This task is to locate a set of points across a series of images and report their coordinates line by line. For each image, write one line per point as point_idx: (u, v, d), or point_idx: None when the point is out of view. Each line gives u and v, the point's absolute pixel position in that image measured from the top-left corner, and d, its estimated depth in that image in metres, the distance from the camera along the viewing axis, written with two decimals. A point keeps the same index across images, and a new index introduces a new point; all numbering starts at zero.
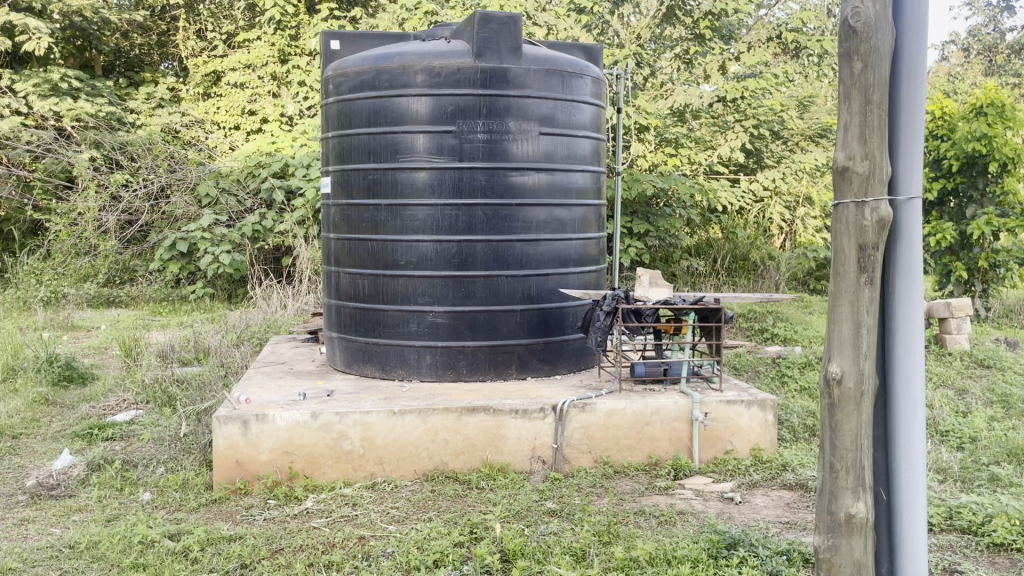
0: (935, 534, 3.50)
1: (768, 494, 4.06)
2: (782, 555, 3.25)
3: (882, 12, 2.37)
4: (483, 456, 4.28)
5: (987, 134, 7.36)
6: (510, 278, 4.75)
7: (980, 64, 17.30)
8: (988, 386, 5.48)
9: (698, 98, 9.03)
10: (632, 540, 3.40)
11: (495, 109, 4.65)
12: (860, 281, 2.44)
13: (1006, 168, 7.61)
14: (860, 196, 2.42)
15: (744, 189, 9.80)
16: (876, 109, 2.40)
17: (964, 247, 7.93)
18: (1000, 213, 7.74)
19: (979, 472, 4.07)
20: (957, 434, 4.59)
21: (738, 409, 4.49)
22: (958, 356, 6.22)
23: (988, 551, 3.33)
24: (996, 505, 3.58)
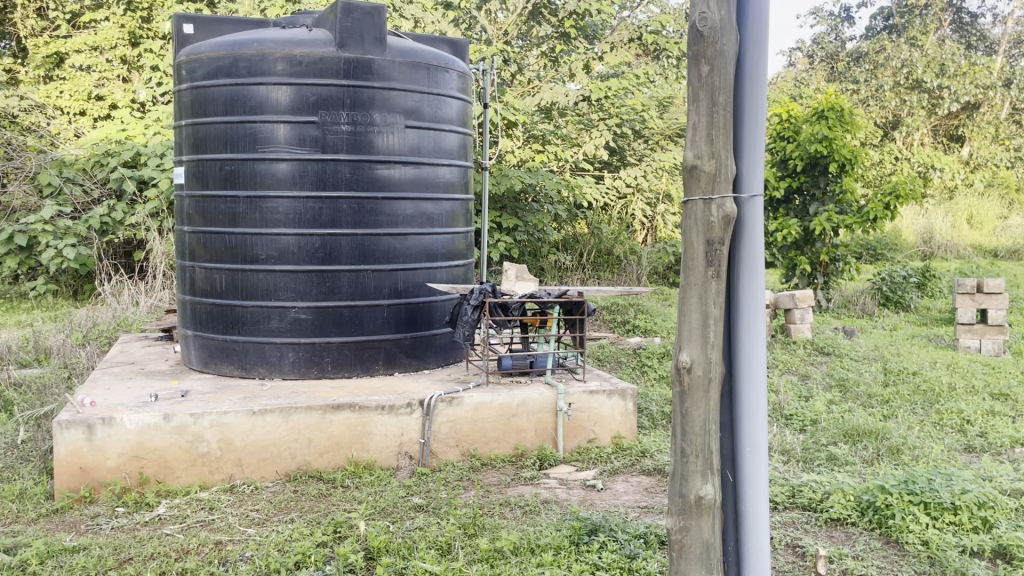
0: (779, 511, 3.74)
1: (628, 480, 4.20)
2: (640, 538, 3.38)
3: (727, 17, 2.51)
4: (347, 454, 4.21)
5: (828, 136, 7.92)
6: (376, 272, 4.69)
7: (822, 71, 18.40)
8: (828, 372, 5.88)
9: (564, 96, 9.10)
10: (497, 531, 3.44)
11: (359, 101, 4.57)
12: (708, 274, 2.58)
13: (845, 168, 8.18)
14: (708, 194, 2.56)
15: (608, 186, 10.08)
16: (722, 110, 2.53)
17: (807, 242, 8.47)
18: (840, 211, 8.30)
19: (819, 452, 4.37)
20: (799, 418, 4.91)
21: (599, 399, 4.62)
22: (801, 344, 6.63)
23: (826, 526, 3.58)
24: (833, 483, 3.86)
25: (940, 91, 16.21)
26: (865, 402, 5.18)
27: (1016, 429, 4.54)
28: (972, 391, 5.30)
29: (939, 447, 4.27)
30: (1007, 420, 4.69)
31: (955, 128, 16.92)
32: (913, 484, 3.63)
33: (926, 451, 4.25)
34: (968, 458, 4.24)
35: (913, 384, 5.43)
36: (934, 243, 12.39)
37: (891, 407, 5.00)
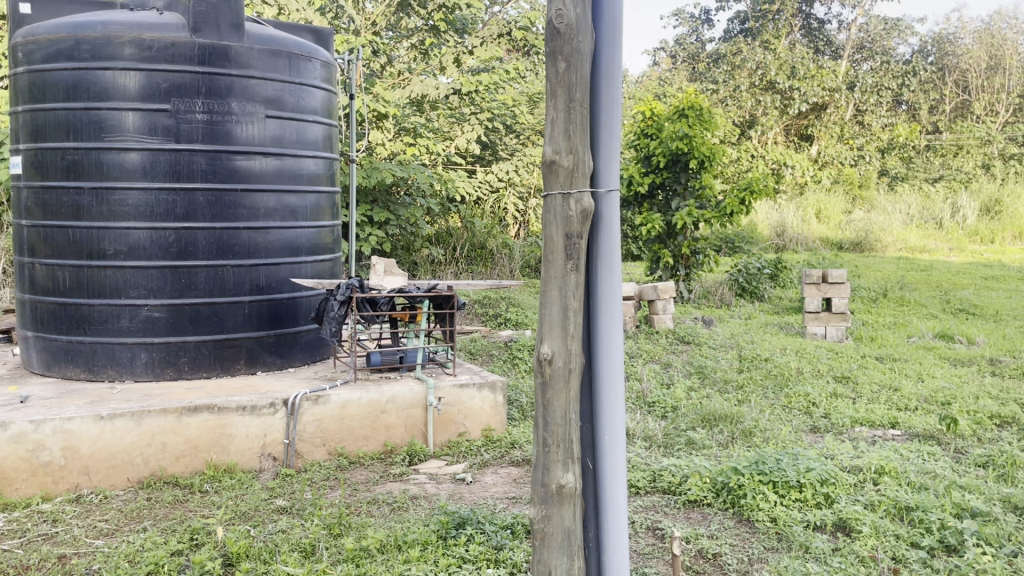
0: (641, 496, 3.87)
1: (497, 472, 4.24)
2: (507, 529, 3.42)
3: (583, 16, 2.56)
4: (206, 457, 4.05)
5: (688, 134, 8.30)
6: (236, 268, 4.52)
7: (684, 72, 19.17)
8: (688, 360, 6.14)
9: (435, 89, 8.98)
10: (363, 529, 3.39)
11: (216, 89, 4.38)
12: (567, 267, 2.63)
13: (704, 165, 8.54)
14: (566, 188, 2.61)
15: (481, 180, 10.13)
16: (578, 106, 2.58)
17: (670, 236, 8.80)
18: (700, 206, 8.67)
19: (679, 437, 4.55)
20: (661, 405, 5.10)
21: (469, 392, 4.63)
22: (664, 334, 6.89)
23: (685, 507, 3.73)
24: (691, 467, 4.04)
25: (792, 93, 17.18)
26: (722, 387, 5.44)
27: (855, 409, 4.88)
28: (817, 374, 5.66)
29: (787, 429, 4.53)
30: (847, 401, 5.04)
31: (805, 127, 17.98)
32: (763, 464, 3.84)
33: (775, 432, 4.50)
34: (813, 438, 4.52)
35: (765, 369, 5.75)
36: (786, 236, 13.15)
37: (745, 392, 5.27)
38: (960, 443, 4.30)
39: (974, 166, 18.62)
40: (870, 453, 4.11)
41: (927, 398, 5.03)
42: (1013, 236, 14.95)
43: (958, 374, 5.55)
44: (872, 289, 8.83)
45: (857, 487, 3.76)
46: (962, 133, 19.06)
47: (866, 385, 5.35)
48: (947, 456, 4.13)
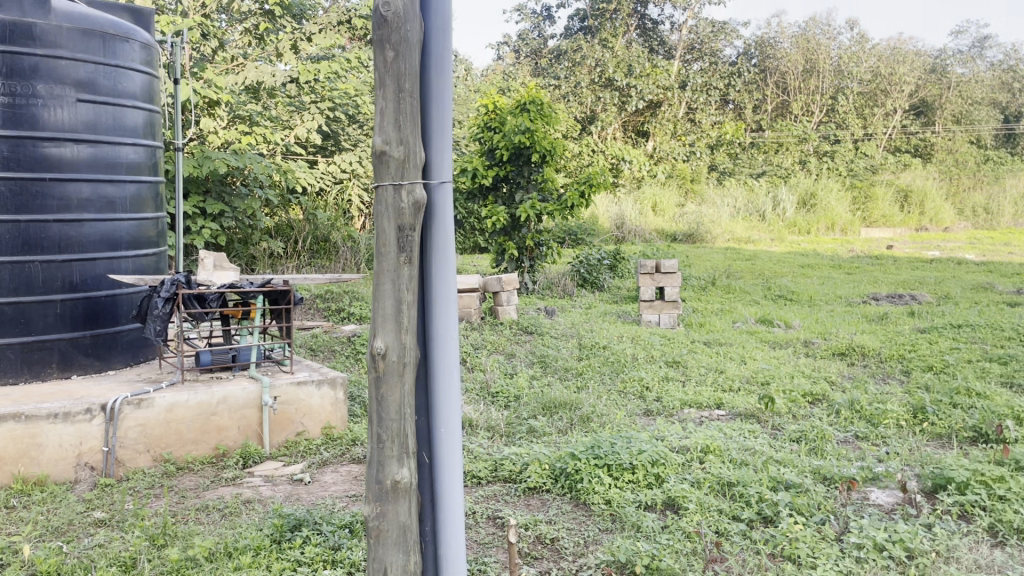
0: (482, 486, 3.90)
1: (337, 470, 4.14)
2: (345, 528, 3.35)
3: (411, 4, 2.51)
4: (13, 471, 3.73)
5: (529, 128, 8.42)
6: (46, 263, 4.16)
7: (527, 66, 19.51)
8: (531, 350, 6.25)
9: (271, 76, 8.64)
10: (190, 538, 3.22)
11: (18, 69, 4.01)
12: (400, 260, 2.59)
13: (546, 158, 8.72)
14: (397, 179, 2.56)
15: (322, 171, 9.88)
16: (408, 97, 2.54)
17: (514, 228, 8.92)
18: (542, 198, 8.84)
19: (520, 426, 4.63)
20: (504, 395, 5.16)
21: (308, 390, 4.50)
22: (507, 325, 6.98)
23: (524, 495, 3.80)
24: (531, 454, 4.11)
25: (629, 90, 17.88)
26: (562, 375, 5.58)
27: (685, 392, 5.13)
28: (651, 360, 5.91)
29: (621, 413, 4.70)
30: (677, 384, 5.31)
31: (642, 124, 18.77)
32: (598, 449, 3.96)
33: (611, 417, 4.66)
34: (646, 421, 4.71)
35: (603, 356, 5.94)
36: (626, 228, 13.68)
37: (584, 379, 5.44)
38: (777, 420, 4.62)
39: (793, 162, 20.09)
40: (697, 433, 4.33)
41: (749, 379, 5.38)
42: (826, 227, 16.29)
43: (777, 355, 5.97)
44: (702, 278, 9.32)
45: (685, 466, 3.95)
46: (782, 132, 20.53)
47: (695, 368, 5.64)
48: (766, 432, 4.42)
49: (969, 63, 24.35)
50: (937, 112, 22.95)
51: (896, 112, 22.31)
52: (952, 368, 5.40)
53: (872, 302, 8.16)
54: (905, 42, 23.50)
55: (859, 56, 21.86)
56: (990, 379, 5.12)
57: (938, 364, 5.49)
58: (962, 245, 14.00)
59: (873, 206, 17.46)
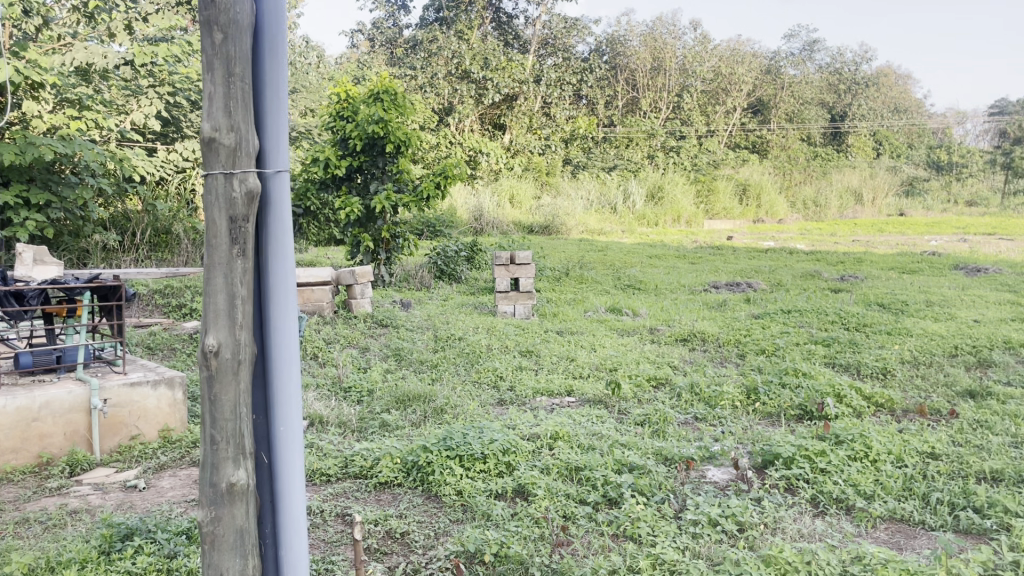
0: (332, 484, 3.81)
1: (176, 474, 3.93)
2: (181, 535, 3.19)
3: None
4: None
5: (383, 118, 8.28)
6: None
7: (382, 56, 19.22)
8: (385, 343, 6.17)
9: (103, 58, 8.07)
10: (7, 555, 2.96)
11: None
12: (233, 253, 2.44)
13: (401, 149, 8.63)
14: (228, 168, 2.42)
15: (163, 160, 9.35)
16: (239, 81, 2.41)
17: (369, 220, 8.77)
18: (397, 189, 8.75)
19: (372, 421, 4.56)
20: (356, 389, 5.07)
21: (143, 391, 4.26)
22: (361, 318, 6.86)
23: (375, 490, 3.74)
24: (382, 449, 4.05)
25: (485, 83, 17.98)
26: (416, 367, 5.54)
27: (537, 381, 5.22)
28: (505, 350, 5.98)
29: (474, 404, 4.72)
30: (530, 373, 5.39)
31: (499, 116, 18.95)
32: (450, 440, 3.96)
33: (464, 408, 4.67)
34: (499, 410, 4.76)
35: (458, 348, 5.95)
36: (483, 220, 13.79)
37: (438, 371, 5.43)
38: (623, 405, 4.78)
39: (643, 157, 20.89)
40: (548, 421, 4.40)
41: (598, 366, 5.54)
42: (673, 219, 17.08)
43: (625, 343, 6.17)
44: (556, 269, 9.52)
45: (535, 454, 4.02)
46: (632, 127, 21.29)
47: (547, 357, 5.75)
48: (613, 417, 4.57)
49: (800, 65, 26.18)
50: (771, 111, 24.66)
51: (737, 110, 23.60)
52: (782, 351, 5.77)
53: (713, 290, 8.60)
54: (743, 43, 24.90)
55: (702, 56, 22.95)
56: (814, 360, 5.52)
57: (770, 348, 5.85)
58: (794, 236, 15.03)
59: (715, 199, 18.44)
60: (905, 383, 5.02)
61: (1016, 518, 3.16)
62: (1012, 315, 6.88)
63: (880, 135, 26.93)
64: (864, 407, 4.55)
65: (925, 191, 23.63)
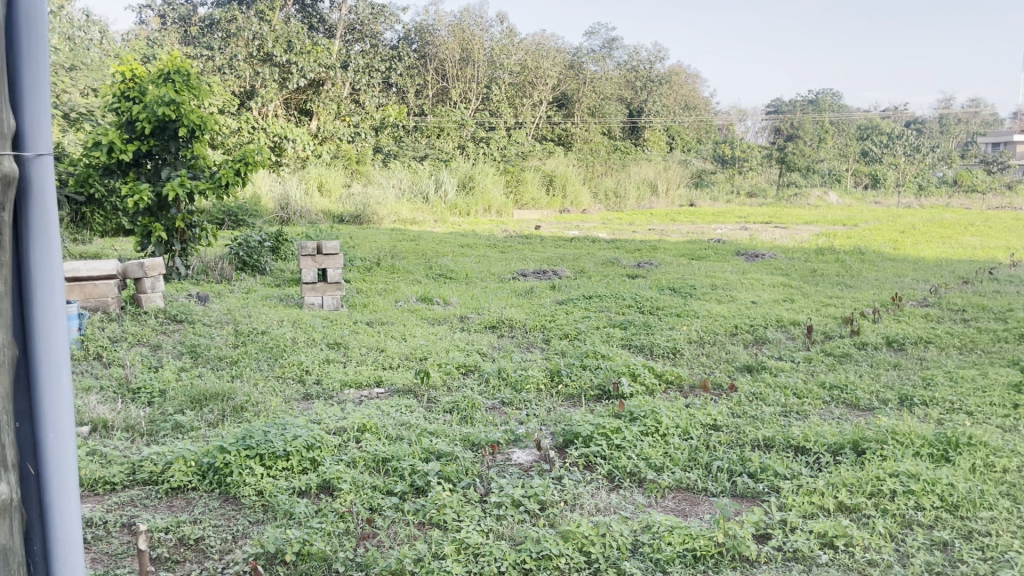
0: (118, 493, 3.54)
1: None
2: None
3: None
4: None
5: (175, 100, 7.80)
6: None
7: (176, 34, 18.05)
8: (180, 339, 5.81)
9: None
10: None
11: None
12: None
13: (195, 134, 8.17)
14: None
15: None
16: None
17: (161, 209, 8.20)
18: (193, 176, 8.26)
19: (165, 423, 4.28)
20: (147, 390, 4.73)
21: None
22: (153, 314, 6.42)
23: (167, 496, 3.52)
24: (175, 452, 3.81)
25: (289, 67, 17.36)
26: (215, 365, 5.26)
27: (344, 373, 5.12)
28: (311, 343, 5.82)
29: (278, 400, 4.55)
30: (338, 365, 5.28)
31: (304, 102, 18.39)
32: (249, 439, 3.79)
33: (266, 405, 4.49)
34: (304, 405, 4.62)
35: (260, 342, 5.72)
36: (290, 210, 13.36)
37: (239, 367, 5.19)
38: (432, 393, 4.80)
39: (453, 147, 21.04)
40: (355, 413, 4.33)
41: (407, 355, 5.53)
42: (483, 209, 17.35)
43: (434, 331, 6.20)
44: (366, 258, 9.37)
45: (341, 447, 3.94)
46: (442, 117, 21.36)
47: (355, 349, 5.65)
48: (421, 406, 4.57)
49: (601, 62, 27.38)
50: (575, 106, 25.70)
51: (542, 104, 24.40)
52: (583, 335, 6.03)
53: (521, 278, 8.81)
54: (548, 38, 25.70)
55: (509, 49, 23.47)
56: (613, 343, 5.81)
57: (572, 332, 6.10)
58: (596, 226, 15.77)
59: (524, 190, 18.92)
60: (692, 361, 5.41)
61: (783, 480, 3.48)
62: (784, 296, 7.59)
63: (673, 130, 28.79)
64: (656, 384, 4.86)
65: (713, 184, 25.55)
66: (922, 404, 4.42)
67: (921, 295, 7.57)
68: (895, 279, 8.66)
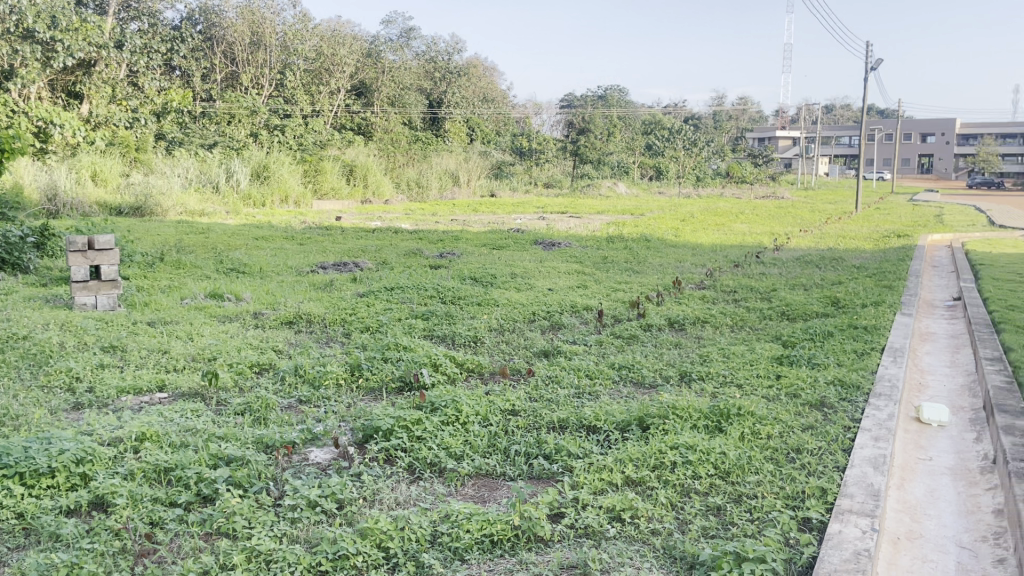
0: None
1: None
2: None
3: None
4: None
5: None
6: None
7: None
8: None
9: None
10: None
11: None
12: None
13: None
14: None
15: None
16: None
17: None
18: None
19: None
20: None
21: None
22: None
23: None
24: None
25: (53, 44, 15.75)
26: None
27: (122, 378, 4.72)
28: (83, 347, 5.31)
29: (41, 412, 4.09)
30: (114, 370, 4.85)
31: (73, 84, 16.81)
32: (6, 456, 3.37)
33: (28, 418, 4.03)
34: (73, 416, 4.20)
35: (22, 348, 5.14)
36: (59, 201, 12.40)
37: None
38: (222, 395, 4.53)
39: (246, 135, 20.06)
40: (134, 421, 3.99)
41: (194, 356, 5.19)
42: (280, 200, 16.86)
43: (225, 329, 5.87)
44: (148, 253, 8.70)
45: (117, 459, 3.61)
46: (232, 103, 20.24)
47: (135, 352, 5.22)
48: (209, 410, 4.29)
49: (398, 52, 27.35)
50: (374, 94, 25.76)
51: (340, 91, 24.14)
52: (384, 327, 5.95)
53: (319, 272, 8.55)
54: (344, 25, 25.24)
55: (304, 35, 22.82)
56: (414, 334, 5.77)
57: (373, 325, 6.01)
58: (398, 216, 15.71)
59: (323, 179, 18.39)
60: (492, 349, 5.49)
61: (576, 459, 3.61)
62: (578, 283, 7.90)
63: (473, 122, 29.22)
64: (456, 373, 4.89)
65: (511, 174, 26.16)
66: (699, 379, 4.76)
67: (699, 279, 8.16)
68: (677, 264, 9.28)
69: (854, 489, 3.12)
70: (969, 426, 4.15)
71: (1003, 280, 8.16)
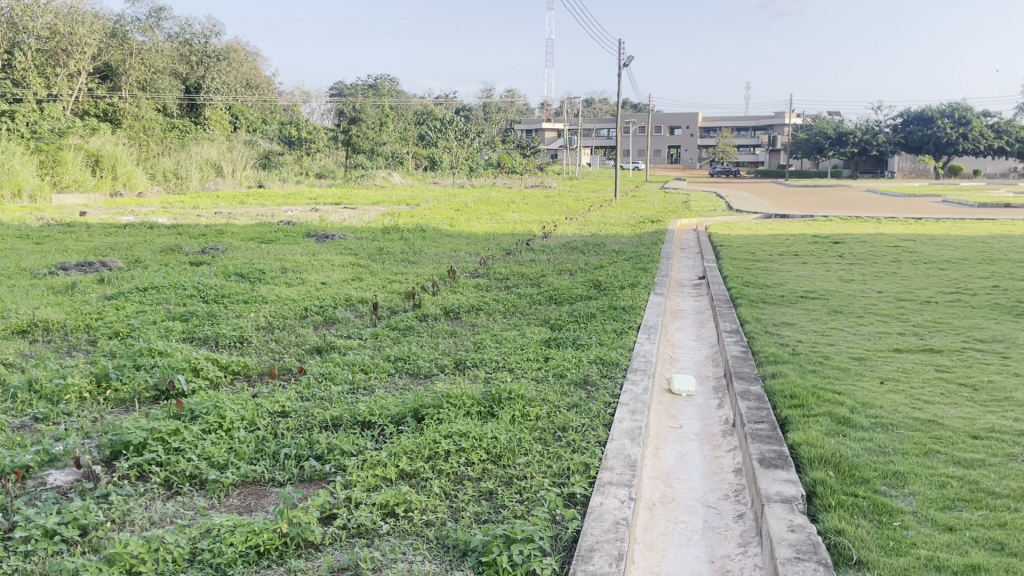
0: None
1: None
2: None
3: None
4: None
5: None
6: None
7: None
8: None
9: None
10: None
11: None
12: None
13: None
14: None
15: None
16: None
17: None
18: None
19: None
20: None
21: None
22: None
23: None
24: None
25: None
26: None
27: None
28: None
29: None
30: None
31: None
32: None
33: None
34: None
35: None
36: None
37: None
38: None
39: None
40: None
41: None
42: (11, 193, 15.06)
43: None
44: None
45: None
46: None
47: None
48: None
49: (148, 32, 25.71)
50: (121, 78, 23.98)
51: (80, 73, 22.23)
52: (136, 331, 5.47)
53: (59, 273, 7.70)
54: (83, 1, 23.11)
55: (34, 10, 20.70)
56: (172, 337, 5.36)
57: (124, 330, 5.50)
58: (154, 209, 14.57)
59: (63, 170, 16.57)
60: (260, 349, 5.23)
61: (349, 457, 3.52)
62: (351, 276, 7.74)
63: (236, 110, 27.87)
64: (220, 377, 4.60)
65: (280, 164, 25.23)
66: (473, 366, 4.82)
67: (472, 267, 8.29)
68: (451, 253, 9.37)
69: (613, 462, 3.29)
70: (711, 394, 4.53)
71: (741, 259, 9.05)
